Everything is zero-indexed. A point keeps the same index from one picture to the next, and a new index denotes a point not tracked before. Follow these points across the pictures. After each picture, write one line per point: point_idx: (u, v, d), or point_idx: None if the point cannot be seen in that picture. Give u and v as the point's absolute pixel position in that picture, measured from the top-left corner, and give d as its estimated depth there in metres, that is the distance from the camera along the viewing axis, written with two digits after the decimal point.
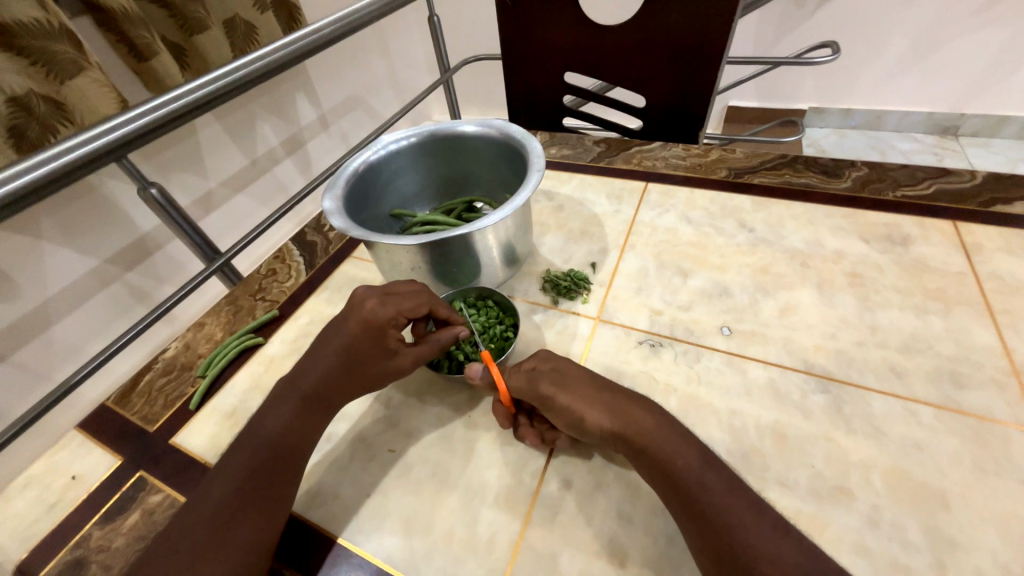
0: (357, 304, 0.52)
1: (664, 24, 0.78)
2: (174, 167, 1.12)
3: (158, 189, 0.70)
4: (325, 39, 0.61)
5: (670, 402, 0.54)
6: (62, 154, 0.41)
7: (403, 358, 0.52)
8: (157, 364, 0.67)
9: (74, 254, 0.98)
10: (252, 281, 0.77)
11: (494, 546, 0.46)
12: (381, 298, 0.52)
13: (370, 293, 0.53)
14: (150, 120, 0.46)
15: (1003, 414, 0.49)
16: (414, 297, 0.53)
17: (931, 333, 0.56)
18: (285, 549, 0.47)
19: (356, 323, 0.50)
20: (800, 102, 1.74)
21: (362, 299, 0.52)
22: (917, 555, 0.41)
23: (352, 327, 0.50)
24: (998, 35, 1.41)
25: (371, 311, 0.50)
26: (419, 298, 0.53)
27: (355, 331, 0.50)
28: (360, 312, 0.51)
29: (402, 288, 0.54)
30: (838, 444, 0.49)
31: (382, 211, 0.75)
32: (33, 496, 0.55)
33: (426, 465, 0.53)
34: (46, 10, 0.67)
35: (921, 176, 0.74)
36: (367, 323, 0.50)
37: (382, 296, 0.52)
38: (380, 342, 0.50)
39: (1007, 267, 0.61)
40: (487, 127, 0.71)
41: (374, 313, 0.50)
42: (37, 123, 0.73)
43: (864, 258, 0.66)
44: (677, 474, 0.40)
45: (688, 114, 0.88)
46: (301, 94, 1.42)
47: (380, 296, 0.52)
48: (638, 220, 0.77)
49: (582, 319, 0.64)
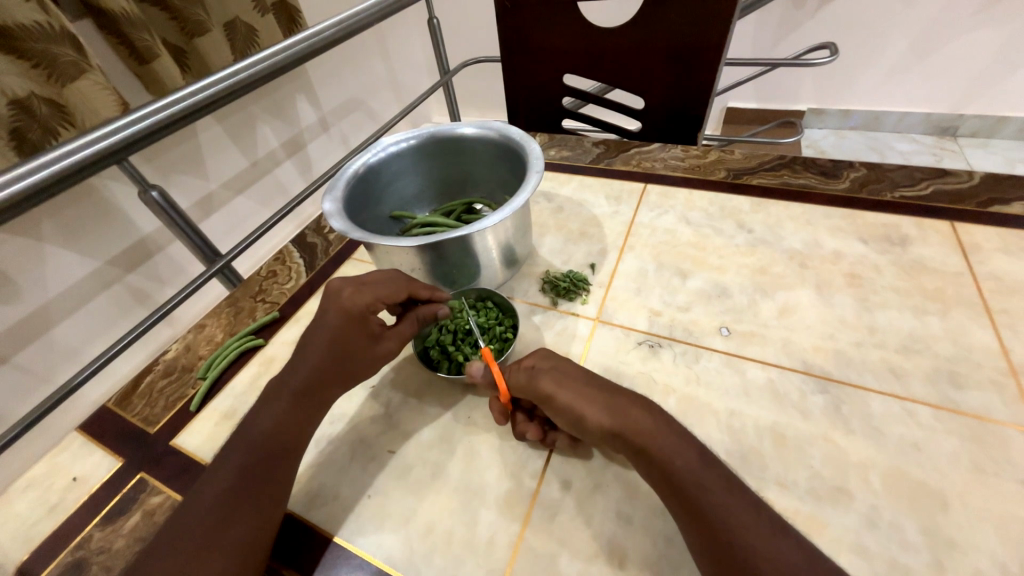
0: (333, 296, 0.53)
1: (663, 25, 0.78)
2: (174, 168, 1.12)
3: (158, 191, 0.70)
4: (325, 41, 0.61)
5: (669, 402, 0.54)
6: (66, 155, 0.41)
7: (388, 341, 0.55)
8: (157, 366, 0.67)
9: (74, 256, 0.98)
10: (252, 282, 0.78)
11: (493, 546, 0.46)
12: (356, 287, 0.53)
13: (345, 282, 0.54)
14: (154, 122, 0.47)
15: (1001, 413, 0.49)
16: (390, 283, 0.54)
17: (930, 333, 0.57)
18: (285, 550, 0.47)
19: (336, 314, 0.52)
20: (799, 103, 1.75)
21: (338, 289, 0.53)
22: (916, 555, 0.42)
23: (333, 319, 0.52)
24: (997, 36, 1.42)
25: (347, 301, 0.52)
26: (395, 283, 0.54)
27: (337, 322, 0.52)
28: (338, 303, 0.52)
29: (376, 275, 0.54)
30: (837, 443, 0.49)
31: (382, 213, 0.75)
32: (34, 497, 0.56)
33: (426, 465, 0.53)
34: (48, 14, 0.68)
35: (919, 176, 0.75)
36: (345, 313, 0.52)
37: (357, 284, 0.53)
38: (362, 330, 0.53)
39: (1006, 267, 0.62)
40: (486, 129, 0.71)
41: (351, 302, 0.52)
42: (39, 126, 0.73)
43: (862, 258, 0.66)
44: (677, 473, 0.40)
45: (687, 115, 0.88)
46: (301, 96, 1.43)
47: (356, 285, 0.53)
48: (637, 221, 0.77)
49: (581, 320, 0.65)
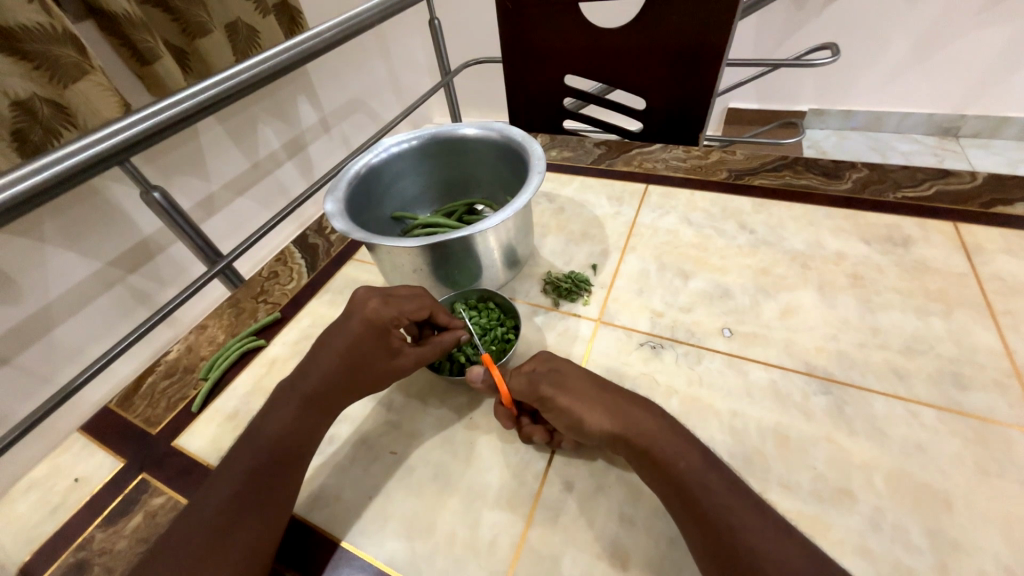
0: (359, 304, 0.53)
1: (664, 26, 0.78)
2: (176, 169, 1.12)
3: (161, 192, 0.70)
4: (326, 43, 0.61)
5: (671, 403, 0.54)
6: (68, 156, 0.41)
7: (406, 357, 0.53)
8: (158, 367, 0.67)
9: (76, 257, 0.98)
10: (254, 283, 0.78)
11: (496, 548, 0.46)
12: (383, 299, 0.53)
13: (372, 293, 0.53)
14: (154, 124, 0.47)
15: (1005, 414, 0.49)
16: (417, 300, 0.53)
17: (933, 334, 0.56)
18: (287, 552, 0.47)
19: (359, 323, 0.51)
20: (800, 104, 1.75)
21: (365, 299, 0.53)
22: (920, 556, 0.41)
23: (355, 327, 0.51)
24: (1000, 36, 1.41)
25: (373, 311, 0.51)
26: (421, 300, 0.54)
27: (358, 330, 0.51)
28: (363, 312, 0.52)
29: (403, 290, 0.54)
30: (839, 444, 0.49)
31: (383, 214, 0.75)
32: (35, 499, 0.55)
33: (428, 466, 0.53)
34: (50, 15, 0.68)
35: (921, 177, 0.74)
36: (369, 323, 0.51)
37: (383, 296, 0.53)
38: (382, 342, 0.52)
39: (1008, 268, 0.61)
40: (488, 130, 0.71)
41: (376, 312, 0.51)
42: (41, 126, 0.74)
43: (865, 259, 0.66)
44: (679, 475, 0.40)
45: (688, 116, 0.88)
46: (302, 97, 1.43)
47: (383, 296, 0.53)
48: (638, 222, 0.77)
49: (583, 321, 0.65)
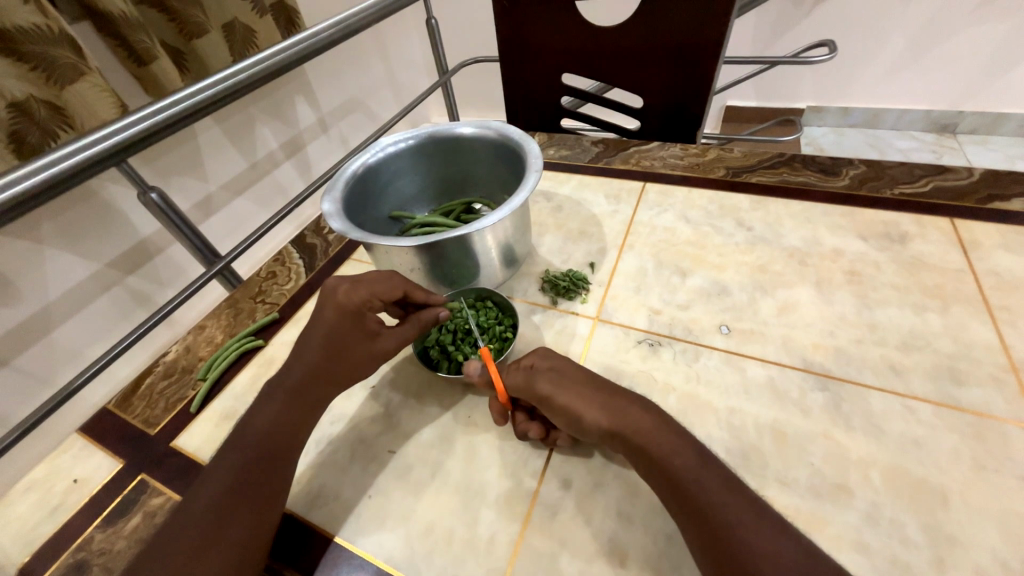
0: (329, 293, 0.52)
1: (662, 24, 0.78)
2: (174, 170, 1.12)
3: (158, 193, 0.70)
4: (324, 43, 0.61)
5: (669, 401, 0.54)
6: (63, 159, 0.41)
7: (386, 339, 0.54)
8: (157, 367, 0.67)
9: (75, 259, 0.99)
10: (252, 283, 0.78)
11: (494, 546, 0.46)
12: (352, 283, 0.52)
13: (340, 279, 0.53)
14: (149, 126, 0.46)
15: (1002, 410, 0.49)
16: (387, 281, 0.53)
17: (930, 330, 0.57)
18: (285, 550, 0.47)
19: (332, 311, 0.52)
20: (799, 100, 1.75)
21: (334, 287, 0.53)
22: (916, 551, 0.42)
23: (330, 316, 0.52)
24: (996, 33, 1.42)
25: (343, 298, 0.51)
26: (392, 281, 0.54)
27: (335, 320, 0.51)
28: (334, 300, 0.52)
29: (371, 273, 0.54)
30: (837, 440, 0.49)
31: (381, 213, 0.75)
32: (34, 500, 0.55)
33: (426, 464, 0.53)
34: (47, 16, 0.68)
35: (918, 173, 0.74)
36: (342, 310, 0.51)
37: (352, 281, 0.53)
38: (359, 326, 0.52)
39: (1006, 263, 0.62)
40: (486, 129, 0.71)
41: (347, 299, 0.51)
42: (38, 127, 0.73)
43: (862, 256, 0.66)
44: (676, 473, 0.40)
45: (686, 114, 0.88)
46: (301, 98, 1.43)
47: (351, 281, 0.52)
48: (637, 220, 0.77)
49: (581, 319, 0.65)
